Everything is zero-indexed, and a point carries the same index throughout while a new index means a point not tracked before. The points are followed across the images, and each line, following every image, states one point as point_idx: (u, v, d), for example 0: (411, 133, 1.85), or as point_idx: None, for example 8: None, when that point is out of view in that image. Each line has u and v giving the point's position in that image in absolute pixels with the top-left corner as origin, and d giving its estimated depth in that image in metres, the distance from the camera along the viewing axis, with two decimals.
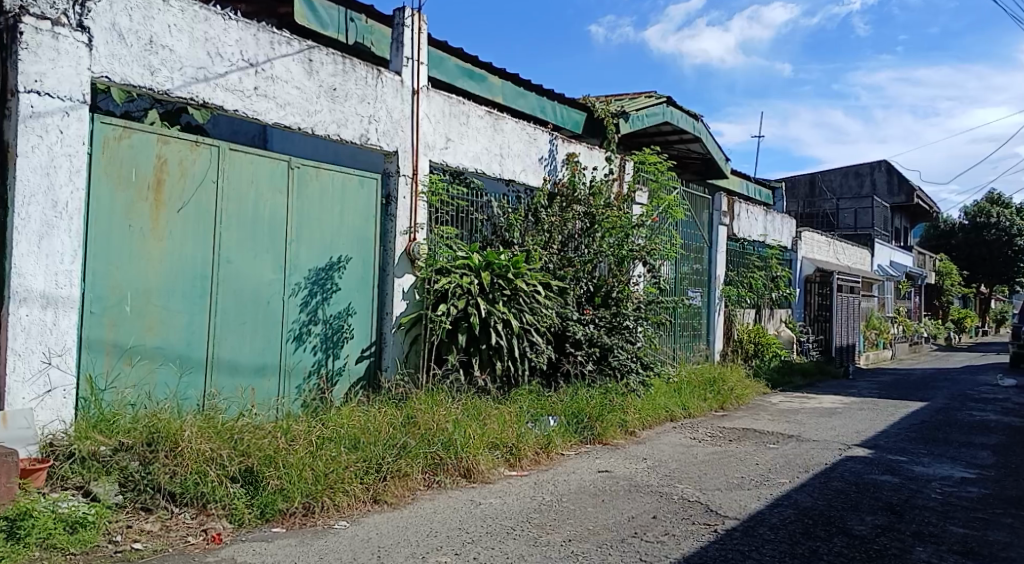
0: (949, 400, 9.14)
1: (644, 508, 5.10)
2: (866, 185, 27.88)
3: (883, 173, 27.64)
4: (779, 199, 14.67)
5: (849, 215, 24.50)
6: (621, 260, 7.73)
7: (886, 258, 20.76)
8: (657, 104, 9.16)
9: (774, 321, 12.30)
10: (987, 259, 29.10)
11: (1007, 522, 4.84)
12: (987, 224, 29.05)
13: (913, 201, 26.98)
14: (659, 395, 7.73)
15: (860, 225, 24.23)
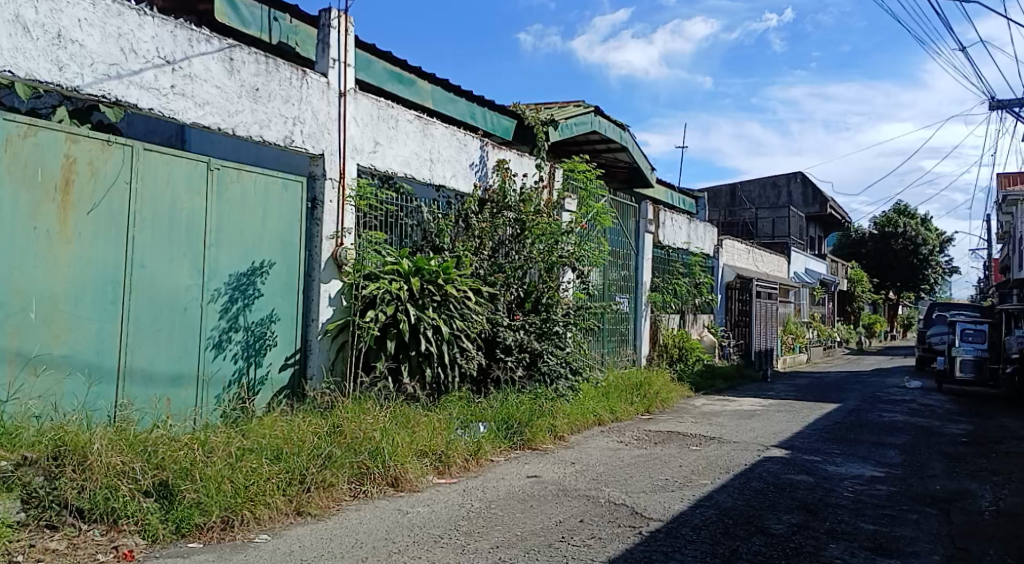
0: (860, 401, 9.62)
1: (571, 512, 5.15)
2: (784, 196, 29.01)
3: (799, 184, 28.89)
4: (702, 207, 15.16)
5: (768, 225, 25.51)
6: (551, 266, 7.79)
7: (803, 265, 21.70)
8: (586, 112, 9.32)
9: (697, 326, 12.66)
10: (895, 266, 30.93)
11: (913, 518, 5.10)
12: (893, 233, 30.89)
13: (828, 211, 28.35)
14: (588, 400, 7.83)
15: (778, 234, 25.28)
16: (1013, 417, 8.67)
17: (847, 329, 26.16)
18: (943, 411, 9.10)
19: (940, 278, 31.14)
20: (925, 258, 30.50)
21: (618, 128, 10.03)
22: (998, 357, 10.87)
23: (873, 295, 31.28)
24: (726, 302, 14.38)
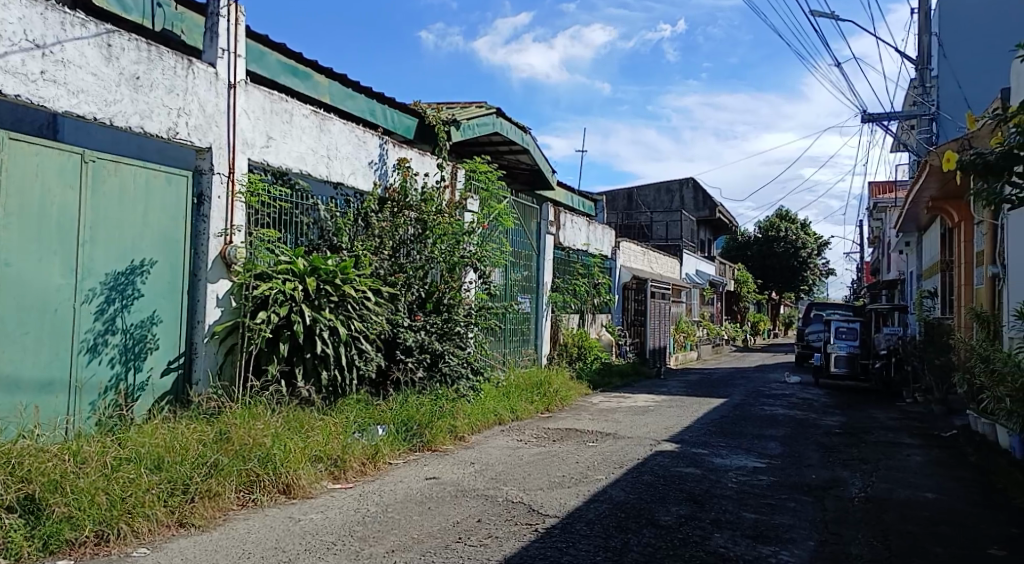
0: (745, 396, 10.17)
1: (468, 512, 5.16)
2: (676, 200, 30.15)
3: (690, 189, 30.12)
4: (600, 211, 15.60)
5: (661, 228, 26.59)
6: (452, 267, 7.77)
7: (694, 267, 22.72)
8: (488, 113, 9.34)
9: (596, 326, 12.98)
10: (778, 268, 32.98)
11: (791, 506, 5.43)
12: (776, 237, 32.92)
13: (716, 217, 29.71)
14: (489, 400, 7.86)
15: (671, 237, 26.42)
16: (880, 409, 9.42)
17: (734, 328, 27.60)
18: (819, 404, 9.76)
19: (817, 279, 33.55)
20: (805, 260, 32.70)
21: (520, 130, 10.14)
22: (868, 353, 11.73)
23: (758, 295, 33.23)
24: (623, 302, 14.82)
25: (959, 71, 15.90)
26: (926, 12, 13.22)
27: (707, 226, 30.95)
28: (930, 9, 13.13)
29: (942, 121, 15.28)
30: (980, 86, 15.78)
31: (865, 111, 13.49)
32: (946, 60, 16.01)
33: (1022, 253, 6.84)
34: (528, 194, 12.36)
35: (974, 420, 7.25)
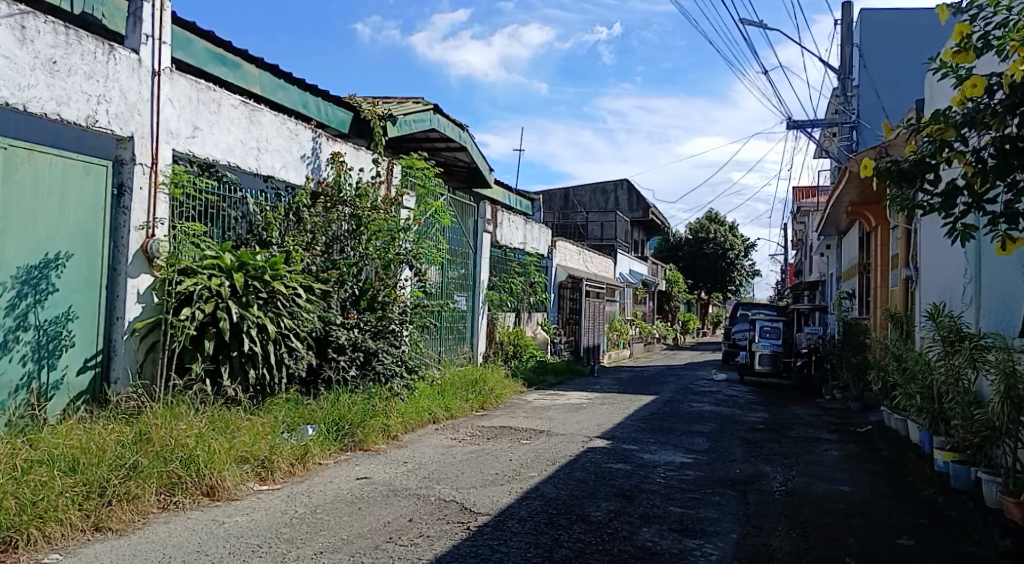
0: (674, 393, 10.44)
1: (400, 512, 5.11)
2: (611, 201, 30.66)
3: (624, 192, 30.55)
4: (537, 210, 15.74)
5: (596, 227, 27.04)
6: (387, 264, 7.66)
7: (627, 267, 23.18)
8: (425, 110, 9.26)
9: (532, 324, 13.08)
10: (707, 268, 33.99)
11: (715, 500, 5.61)
12: (705, 239, 33.90)
13: (648, 218, 30.37)
14: (423, 399, 7.81)
15: (606, 236, 26.90)
16: (800, 405, 9.83)
17: (665, 326, 28.31)
18: (744, 400, 10.12)
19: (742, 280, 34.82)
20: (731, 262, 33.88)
21: (457, 127, 10.10)
22: (791, 352, 12.31)
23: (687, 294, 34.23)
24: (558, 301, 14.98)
25: (877, 82, 16.72)
26: (848, 25, 13.83)
27: (641, 227, 31.63)
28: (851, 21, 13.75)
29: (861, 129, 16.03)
30: (896, 97, 16.63)
31: (790, 118, 14.05)
32: (866, 71, 16.80)
33: (934, 257, 7.23)
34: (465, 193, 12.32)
35: (886, 417, 7.63)
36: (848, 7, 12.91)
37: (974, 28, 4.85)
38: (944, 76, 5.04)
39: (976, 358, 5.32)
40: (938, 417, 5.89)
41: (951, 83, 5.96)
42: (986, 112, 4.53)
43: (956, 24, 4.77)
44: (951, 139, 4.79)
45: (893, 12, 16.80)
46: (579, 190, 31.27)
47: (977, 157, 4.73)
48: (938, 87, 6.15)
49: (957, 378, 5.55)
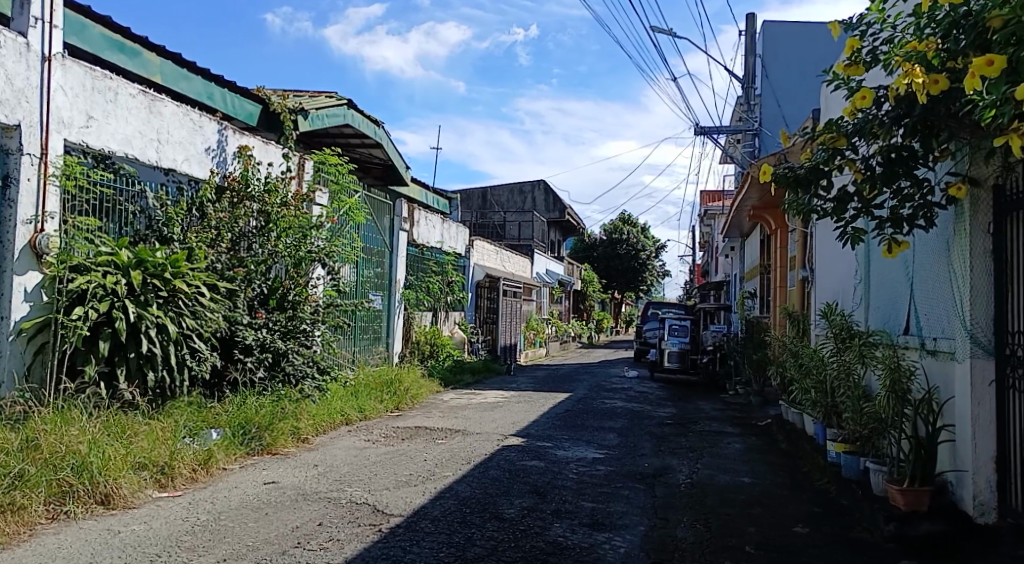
0: (588, 391, 10.65)
1: (309, 516, 4.97)
2: (527, 201, 30.91)
3: (541, 193, 31.03)
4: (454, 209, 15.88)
5: (513, 227, 27.31)
6: (298, 262, 7.44)
7: (544, 266, 23.47)
8: (339, 104, 9.06)
9: (449, 323, 13.04)
10: (620, 268, 34.95)
11: (625, 493, 5.75)
12: (619, 240, 34.83)
13: (565, 218, 30.88)
14: (335, 400, 7.65)
15: (523, 237, 27.19)
16: (706, 400, 10.24)
17: (581, 325, 28.87)
18: (654, 397, 10.44)
19: (653, 280, 35.95)
20: (643, 262, 34.97)
21: (372, 124, 9.94)
22: (697, 348, 12.96)
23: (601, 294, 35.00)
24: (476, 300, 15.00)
25: (778, 92, 17.64)
26: (751, 36, 14.50)
27: (558, 227, 32.16)
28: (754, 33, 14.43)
29: (763, 136, 16.87)
30: (795, 107, 17.60)
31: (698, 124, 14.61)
32: (767, 80, 17.67)
33: (827, 259, 7.70)
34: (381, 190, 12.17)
35: (784, 410, 8.04)
36: (752, 19, 13.56)
37: (864, 43, 5.17)
38: (837, 87, 5.34)
39: (865, 354, 5.68)
40: (831, 410, 6.26)
41: (843, 93, 6.33)
42: (873, 123, 4.83)
43: (847, 39, 5.06)
44: (842, 148, 5.08)
45: (792, 25, 17.76)
46: (498, 190, 31.40)
47: (867, 165, 5.04)
48: (832, 97, 6.52)
49: (847, 373, 5.88)
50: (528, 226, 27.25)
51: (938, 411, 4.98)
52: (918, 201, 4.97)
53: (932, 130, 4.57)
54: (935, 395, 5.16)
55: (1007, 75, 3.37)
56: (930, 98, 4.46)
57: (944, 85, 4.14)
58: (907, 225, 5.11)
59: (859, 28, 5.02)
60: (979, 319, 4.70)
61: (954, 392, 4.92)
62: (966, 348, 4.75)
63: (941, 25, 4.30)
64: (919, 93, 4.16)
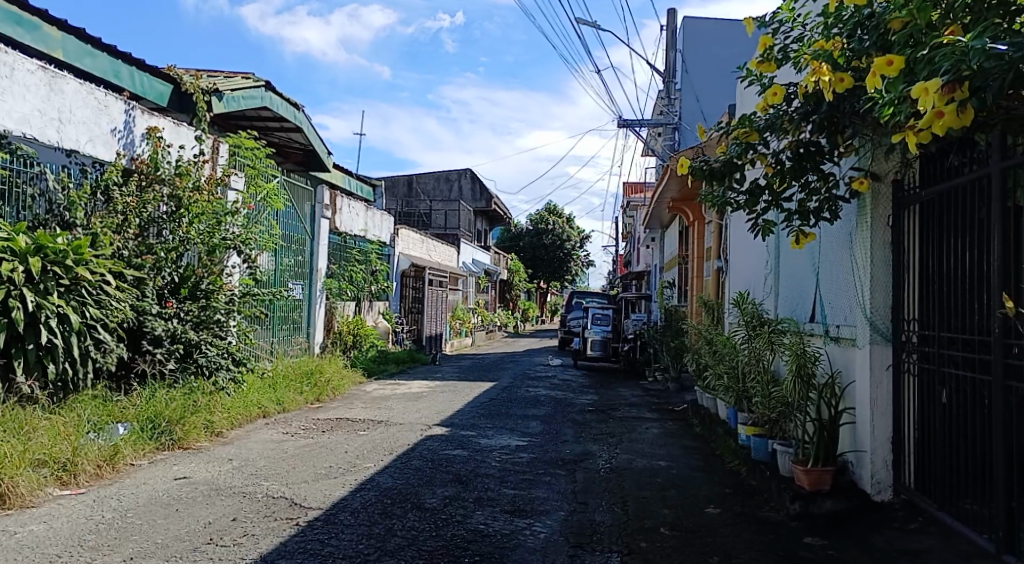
0: (513, 379, 10.73)
1: (223, 512, 4.81)
2: (454, 190, 30.77)
3: (467, 182, 30.95)
4: (378, 197, 15.95)
5: (440, 216, 27.20)
6: (212, 250, 7.16)
7: (470, 256, 23.44)
8: (255, 86, 8.82)
9: (372, 313, 12.87)
10: (545, 258, 35.38)
11: (546, 479, 5.83)
12: (546, 230, 35.21)
13: (491, 207, 30.94)
14: (252, 393, 7.44)
15: (449, 226, 27.12)
16: (627, 388, 10.49)
17: (508, 315, 29.05)
18: (577, 384, 10.63)
19: (577, 270, 36.50)
20: (568, 252, 35.53)
21: (292, 107, 9.70)
22: (618, 336, 13.30)
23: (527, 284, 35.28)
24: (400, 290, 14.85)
25: (697, 87, 18.14)
26: (672, 31, 14.83)
27: (484, 217, 32.21)
28: (675, 28, 14.77)
29: (683, 130, 17.36)
30: (713, 102, 18.18)
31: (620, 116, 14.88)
32: (687, 75, 18.13)
33: (739, 249, 8.02)
34: (303, 177, 11.91)
35: (698, 395, 8.33)
36: (673, 14, 13.87)
37: (776, 41, 5.34)
38: (751, 83, 5.51)
39: (774, 341, 5.92)
40: (742, 394, 6.52)
41: (756, 89, 6.54)
42: (784, 119, 4.95)
43: (761, 35, 5.22)
44: (754, 143, 5.25)
45: (710, 22, 18.28)
46: (426, 179, 31.07)
47: (777, 159, 5.22)
48: (747, 92, 6.73)
49: (758, 360, 6.12)
50: (454, 215, 27.13)
51: (840, 396, 5.27)
52: (824, 195, 5.24)
53: (836, 126, 4.82)
54: (838, 379, 5.44)
55: (905, 74, 3.53)
56: (837, 96, 4.65)
57: (850, 82, 4.33)
58: (814, 218, 5.38)
59: (771, 26, 5.18)
60: (878, 307, 4.98)
61: (855, 377, 5.21)
62: (867, 335, 5.02)
63: (847, 26, 4.49)
64: (826, 90, 4.34)
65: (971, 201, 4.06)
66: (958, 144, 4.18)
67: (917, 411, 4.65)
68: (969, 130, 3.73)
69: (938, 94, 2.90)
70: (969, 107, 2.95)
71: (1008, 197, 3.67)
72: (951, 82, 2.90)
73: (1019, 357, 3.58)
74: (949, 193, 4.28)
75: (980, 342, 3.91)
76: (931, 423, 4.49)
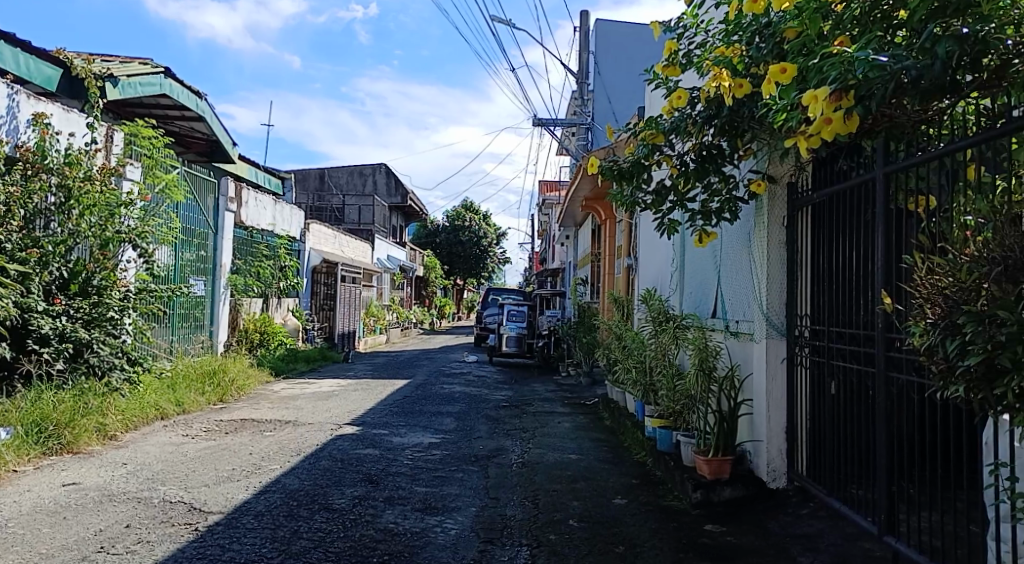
0: (427, 377, 10.68)
1: (115, 519, 4.55)
2: (368, 184, 30.27)
3: (383, 176, 30.51)
4: (288, 190, 15.60)
5: (354, 211, 26.71)
6: (105, 243, 6.79)
7: (385, 252, 23.06)
8: (154, 72, 8.43)
9: (281, 310, 12.51)
10: (462, 256, 35.35)
11: (458, 476, 5.83)
12: (463, 227, 35.16)
13: (407, 203, 30.64)
14: (148, 393, 7.09)
15: (363, 221, 26.66)
16: (540, 383, 10.64)
17: (422, 312, 28.90)
18: (491, 381, 10.69)
19: (494, 266, 36.68)
20: (485, 249, 35.63)
21: (194, 95, 9.32)
22: (534, 332, 13.43)
23: (444, 280, 35.18)
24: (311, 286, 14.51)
25: (610, 89, 18.54)
26: (585, 33, 15.11)
27: (400, 213, 31.90)
28: (589, 30, 15.06)
29: (596, 130, 17.74)
30: (624, 103, 18.65)
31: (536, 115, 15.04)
32: (600, 77, 18.50)
33: (648, 246, 8.25)
34: (206, 168, 11.45)
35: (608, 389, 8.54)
36: (587, 16, 14.14)
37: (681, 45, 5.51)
38: (658, 86, 5.67)
39: (678, 336, 6.14)
40: (648, 388, 6.75)
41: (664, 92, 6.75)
42: (689, 122, 5.12)
43: (667, 40, 5.36)
44: (660, 144, 5.35)
45: (622, 26, 18.73)
46: (339, 173, 30.36)
47: (681, 161, 5.39)
48: (655, 95, 6.93)
49: (663, 354, 6.34)
50: (368, 210, 26.69)
51: (738, 387, 5.51)
52: (724, 197, 5.47)
53: (736, 131, 5.03)
54: (737, 372, 5.70)
55: (798, 82, 3.72)
56: (737, 100, 4.84)
57: (748, 88, 4.51)
58: (715, 218, 5.60)
59: (678, 29, 5.33)
60: (774, 304, 5.25)
61: (752, 369, 5.47)
62: (763, 329, 5.29)
63: (746, 32, 4.64)
64: (726, 95, 4.53)
65: (858, 203, 4.31)
66: (846, 150, 4.44)
67: (809, 401, 4.91)
68: (856, 137, 3.97)
69: (827, 102, 3.03)
70: (854, 116, 3.16)
71: (890, 200, 3.91)
72: (839, 91, 3.01)
73: (899, 349, 3.82)
74: (839, 195, 4.53)
75: (865, 336, 4.16)
76: (821, 413, 4.76)
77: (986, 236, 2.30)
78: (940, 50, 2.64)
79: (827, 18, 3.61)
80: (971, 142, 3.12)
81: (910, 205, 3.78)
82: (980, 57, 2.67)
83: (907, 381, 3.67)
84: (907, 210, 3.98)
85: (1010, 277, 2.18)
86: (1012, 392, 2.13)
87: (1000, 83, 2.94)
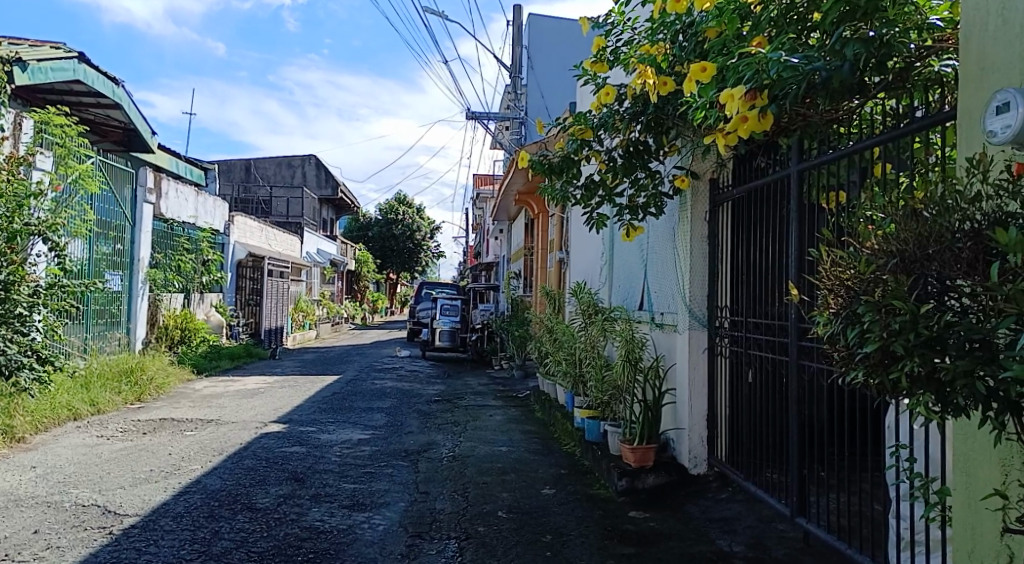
0: (357, 372, 10.56)
1: (22, 524, 4.33)
2: (297, 175, 29.71)
3: (313, 168, 29.95)
4: (212, 180, 15.25)
5: (281, 203, 26.11)
6: (12, 236, 6.29)
7: (314, 246, 22.60)
8: (67, 57, 8.04)
9: (204, 305, 12.24)
10: (396, 249, 35.01)
11: (388, 472, 5.79)
12: (396, 221, 34.82)
13: (337, 195, 30.10)
14: (60, 393, 6.84)
15: (291, 214, 26.11)
16: (473, 377, 10.66)
17: (355, 307, 28.49)
18: (423, 375, 10.65)
19: (429, 261, 36.48)
20: (420, 243, 35.37)
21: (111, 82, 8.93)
22: (466, 327, 13.38)
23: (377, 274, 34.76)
24: (237, 281, 14.14)
25: (542, 84, 18.59)
26: (518, 27, 15.10)
27: (330, 206, 31.35)
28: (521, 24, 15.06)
29: (529, 125, 17.78)
30: (557, 99, 18.75)
31: (468, 109, 14.98)
32: (533, 72, 18.55)
33: (579, 241, 8.35)
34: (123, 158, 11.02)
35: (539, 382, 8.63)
36: (519, 10, 14.17)
37: (609, 43, 5.55)
38: (587, 83, 5.73)
39: (606, 328, 6.24)
40: (578, 379, 6.85)
41: (593, 88, 6.84)
42: (616, 119, 5.18)
43: (595, 36, 5.40)
44: (589, 140, 5.39)
45: (553, 22, 18.81)
46: (266, 164, 29.60)
47: (608, 157, 5.43)
48: (585, 91, 7.02)
49: (593, 346, 6.45)
50: (297, 203, 26.19)
51: (663, 377, 5.65)
52: (650, 192, 5.56)
53: (661, 128, 5.15)
54: (661, 363, 5.83)
55: (715, 82, 3.81)
56: (662, 99, 4.96)
57: (672, 87, 4.56)
58: (642, 213, 5.71)
59: (605, 26, 5.42)
60: (696, 296, 5.41)
61: (676, 360, 5.60)
62: (686, 321, 5.44)
63: (668, 31, 4.77)
64: (651, 92, 4.57)
65: (773, 199, 4.46)
66: (763, 147, 4.57)
67: (729, 390, 5.07)
68: (773, 134, 4.06)
69: (742, 101, 3.12)
70: (767, 113, 3.18)
71: (803, 196, 4.06)
72: (754, 90, 3.10)
73: (810, 339, 3.96)
74: (755, 192, 4.71)
75: (780, 327, 4.30)
76: (739, 401, 4.92)
77: (887, 231, 2.05)
78: (848, 52, 2.75)
79: (745, 19, 3.71)
80: (878, 140, 3.22)
81: (821, 201, 3.91)
82: (885, 61, 2.83)
83: (817, 368, 3.80)
84: (819, 206, 4.14)
85: (906, 269, 1.94)
86: (906, 376, 1.82)
87: (903, 87, 3.09)
